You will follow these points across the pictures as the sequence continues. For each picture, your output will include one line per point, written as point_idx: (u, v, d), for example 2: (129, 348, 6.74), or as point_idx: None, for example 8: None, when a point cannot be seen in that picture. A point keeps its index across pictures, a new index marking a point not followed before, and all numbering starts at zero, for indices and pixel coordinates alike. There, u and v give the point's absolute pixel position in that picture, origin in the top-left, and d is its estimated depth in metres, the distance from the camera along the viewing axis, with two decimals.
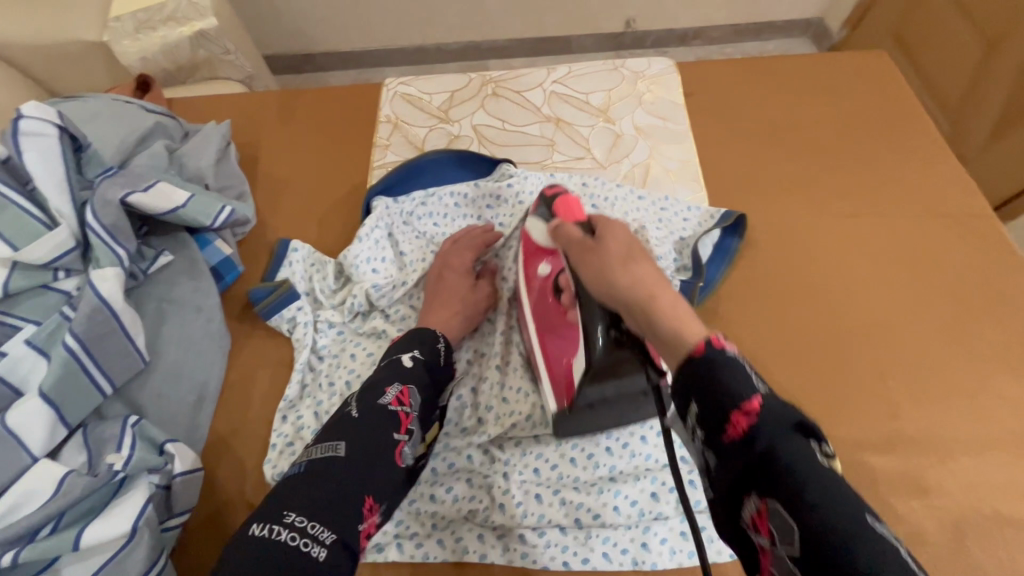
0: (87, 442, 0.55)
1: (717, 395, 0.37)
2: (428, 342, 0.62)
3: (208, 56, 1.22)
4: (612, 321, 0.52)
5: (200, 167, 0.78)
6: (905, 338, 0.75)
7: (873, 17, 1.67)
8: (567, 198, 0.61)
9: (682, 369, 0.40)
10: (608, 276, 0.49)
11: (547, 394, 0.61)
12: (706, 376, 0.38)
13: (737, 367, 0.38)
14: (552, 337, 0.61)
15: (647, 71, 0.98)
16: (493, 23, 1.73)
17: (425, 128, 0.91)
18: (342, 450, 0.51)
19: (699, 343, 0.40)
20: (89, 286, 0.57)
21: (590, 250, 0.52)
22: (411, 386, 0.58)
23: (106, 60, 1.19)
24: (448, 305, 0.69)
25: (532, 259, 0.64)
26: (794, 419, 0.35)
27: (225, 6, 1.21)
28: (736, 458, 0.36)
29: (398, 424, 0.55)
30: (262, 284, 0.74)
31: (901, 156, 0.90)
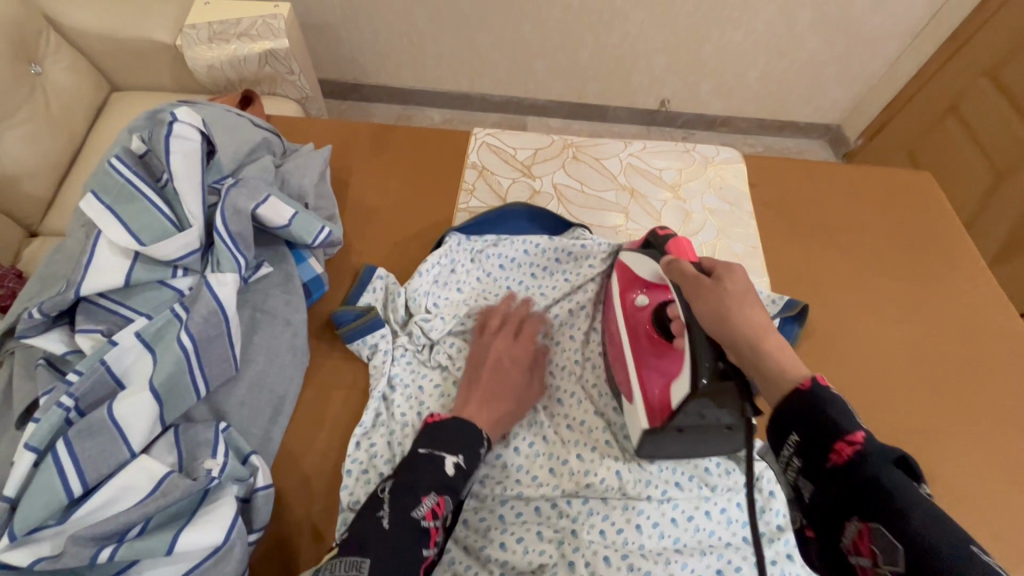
0: (178, 442, 0.55)
1: (826, 425, 0.45)
2: (473, 449, 0.61)
3: (272, 73, 1.27)
4: (719, 353, 0.56)
5: (303, 186, 0.81)
6: (951, 446, 0.78)
7: (889, 130, 1.80)
8: (679, 241, 0.68)
9: (789, 402, 0.48)
10: (727, 314, 0.55)
11: (637, 415, 0.62)
12: (810, 413, 0.46)
13: (839, 405, 0.46)
14: (648, 366, 0.65)
15: (715, 157, 1.05)
16: (538, 83, 1.84)
17: (508, 179, 0.96)
18: (364, 569, 0.50)
19: (805, 381, 0.48)
20: (208, 289, 0.59)
21: (709, 287, 0.58)
22: (448, 497, 0.57)
23: (175, 62, 1.26)
24: (503, 399, 0.68)
25: (628, 289, 0.72)
26: (893, 454, 0.43)
27: (299, 30, 1.27)
28: (834, 482, 0.43)
29: (428, 539, 0.54)
30: (348, 306, 0.75)
31: (948, 268, 0.95)
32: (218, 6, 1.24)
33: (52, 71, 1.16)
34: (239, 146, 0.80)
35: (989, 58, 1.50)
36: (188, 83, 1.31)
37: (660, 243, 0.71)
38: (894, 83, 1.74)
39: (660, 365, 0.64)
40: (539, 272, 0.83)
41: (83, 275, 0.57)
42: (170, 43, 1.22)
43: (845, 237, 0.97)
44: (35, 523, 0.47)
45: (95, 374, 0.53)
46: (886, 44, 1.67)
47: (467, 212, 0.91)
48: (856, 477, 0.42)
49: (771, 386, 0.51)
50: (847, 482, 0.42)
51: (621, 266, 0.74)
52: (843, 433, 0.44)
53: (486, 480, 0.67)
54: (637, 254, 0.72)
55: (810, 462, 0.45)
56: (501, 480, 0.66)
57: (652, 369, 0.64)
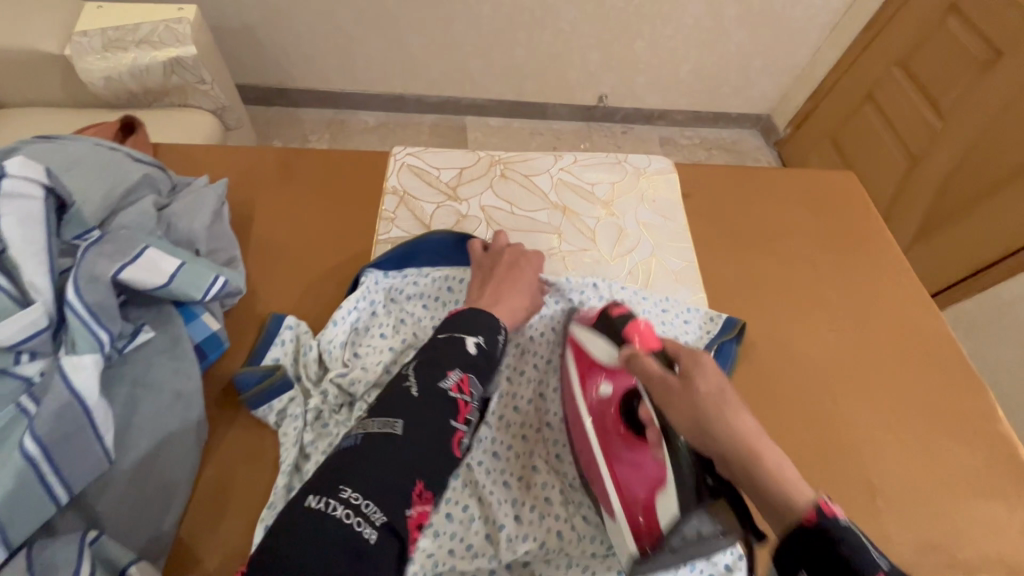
0: (29, 567, 0.45)
1: (847, 572, 0.41)
2: (492, 333, 0.61)
3: (181, 83, 1.19)
4: (706, 468, 0.52)
5: (192, 230, 0.71)
6: (886, 455, 0.79)
7: (814, 120, 1.84)
8: (636, 323, 0.65)
9: (796, 538, 0.45)
10: (708, 425, 0.51)
11: (623, 532, 0.55)
12: (824, 551, 0.43)
13: (853, 539, 0.42)
14: (623, 465, 0.58)
15: (647, 168, 1.02)
16: (475, 83, 1.77)
17: (432, 205, 0.89)
18: (399, 428, 0.51)
19: (809, 512, 0.45)
20: (59, 377, 0.50)
21: (679, 392, 0.53)
22: (471, 374, 0.57)
23: (65, 74, 1.14)
24: (518, 297, 0.70)
25: (590, 377, 0.66)
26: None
27: (206, 36, 1.19)
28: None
29: (456, 412, 0.54)
30: (251, 366, 0.67)
31: (877, 271, 0.96)
32: (115, 12, 1.14)
33: None
34: (111, 188, 0.69)
35: (900, 50, 1.55)
36: (80, 95, 1.19)
37: (614, 326, 0.66)
38: (819, 75, 1.78)
39: (635, 463, 0.58)
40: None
41: None
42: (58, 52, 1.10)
43: (778, 244, 0.97)
44: None
45: None
46: (808, 37, 1.71)
47: (387, 244, 0.83)
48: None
49: (769, 511, 0.47)
50: None
51: (578, 344, 0.69)
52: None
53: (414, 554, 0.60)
54: (596, 333, 0.67)
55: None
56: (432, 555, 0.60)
57: (629, 468, 0.58)
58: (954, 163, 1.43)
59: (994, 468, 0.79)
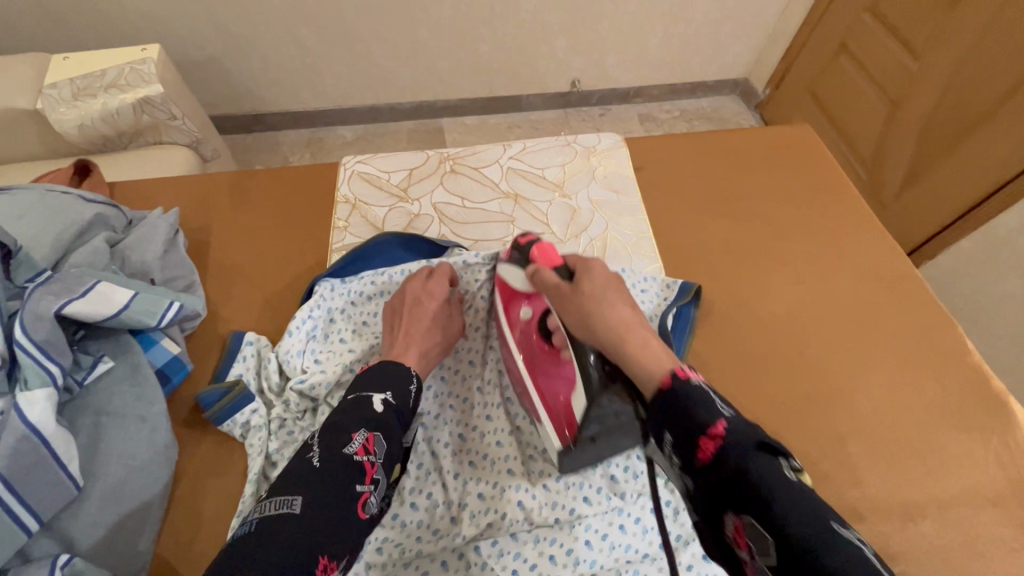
0: None
1: (690, 423, 0.45)
2: (401, 384, 0.62)
3: (152, 121, 1.22)
4: (602, 357, 0.58)
5: (145, 261, 0.74)
6: (856, 400, 0.78)
7: (791, 78, 1.83)
8: (542, 244, 0.67)
9: (662, 408, 0.48)
10: (590, 320, 0.57)
11: (549, 432, 0.63)
12: (676, 410, 0.46)
13: (698, 394, 0.46)
14: (544, 377, 0.63)
15: (597, 146, 1.02)
16: (446, 85, 1.78)
17: (384, 208, 0.91)
18: (298, 506, 0.49)
19: (666, 378, 0.49)
20: (15, 414, 0.52)
21: (569, 297, 0.59)
22: (377, 432, 0.56)
23: (40, 128, 1.18)
24: (428, 334, 0.69)
25: (512, 303, 0.70)
26: (755, 439, 0.42)
27: (173, 74, 1.22)
28: (706, 480, 0.43)
29: (364, 475, 0.54)
30: (213, 385, 0.69)
31: (839, 221, 0.96)
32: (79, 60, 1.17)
33: None
34: (62, 230, 0.72)
35: None
36: (58, 148, 1.23)
37: (523, 249, 0.69)
38: (789, 32, 1.77)
39: (555, 374, 0.63)
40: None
41: None
42: (32, 106, 1.14)
43: (737, 206, 0.97)
44: None
45: None
46: None
47: (341, 251, 0.85)
48: (722, 470, 0.41)
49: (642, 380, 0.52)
50: (718, 476, 0.42)
51: (501, 281, 0.72)
52: (704, 427, 0.44)
53: (383, 546, 0.61)
54: (511, 264, 0.70)
55: (684, 458, 0.45)
56: (400, 543, 0.61)
57: (549, 378, 0.63)
58: (933, 103, 1.39)
59: (968, 403, 0.78)
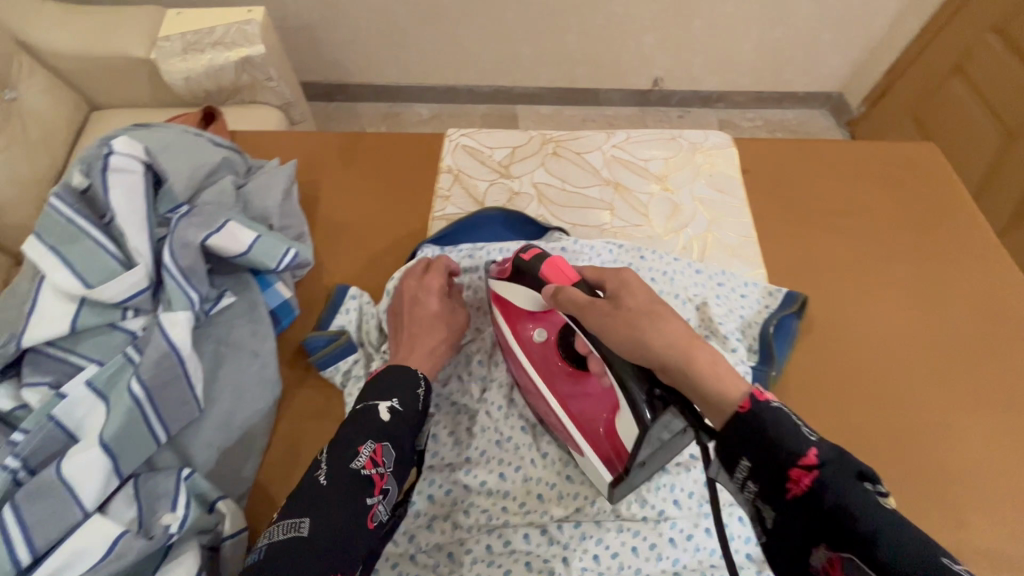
0: (138, 495, 0.52)
1: (780, 452, 0.43)
2: (409, 390, 0.60)
3: (251, 80, 1.24)
4: (651, 380, 0.51)
5: (266, 207, 0.77)
6: (967, 438, 0.73)
7: (892, 98, 1.70)
8: (551, 258, 0.61)
9: (734, 430, 0.46)
10: (641, 339, 0.51)
11: (596, 466, 0.59)
12: (757, 436, 0.45)
13: (783, 420, 0.44)
14: (575, 398, 0.62)
15: (703, 142, 0.99)
16: (526, 72, 1.76)
17: (485, 182, 0.92)
18: (305, 530, 0.49)
19: (744, 401, 0.46)
20: (159, 331, 0.56)
21: (610, 312, 0.53)
22: (385, 443, 0.56)
23: (151, 77, 1.21)
24: (431, 333, 0.67)
25: (519, 324, 0.67)
26: (847, 468, 0.42)
27: (274, 36, 1.24)
28: (799, 512, 0.42)
29: (372, 488, 0.54)
30: (318, 331, 0.72)
31: (958, 248, 0.89)
32: (191, 15, 1.19)
33: (28, 95, 1.11)
34: (198, 166, 0.75)
35: (993, 14, 1.40)
36: (167, 99, 1.27)
37: (529, 266, 0.62)
38: (895, 47, 1.63)
39: (587, 395, 0.62)
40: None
41: (27, 323, 0.55)
42: (146, 57, 1.17)
43: (847, 220, 0.92)
44: None
45: (43, 431, 0.51)
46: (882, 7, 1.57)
47: (443, 220, 0.86)
48: (822, 506, 0.41)
49: (711, 410, 0.48)
50: (816, 511, 0.41)
51: (500, 300, 0.68)
52: (797, 458, 0.42)
53: (470, 509, 0.62)
54: (510, 282, 0.65)
55: (771, 488, 0.44)
56: (487, 510, 0.62)
57: (582, 401, 0.61)
58: None
59: None
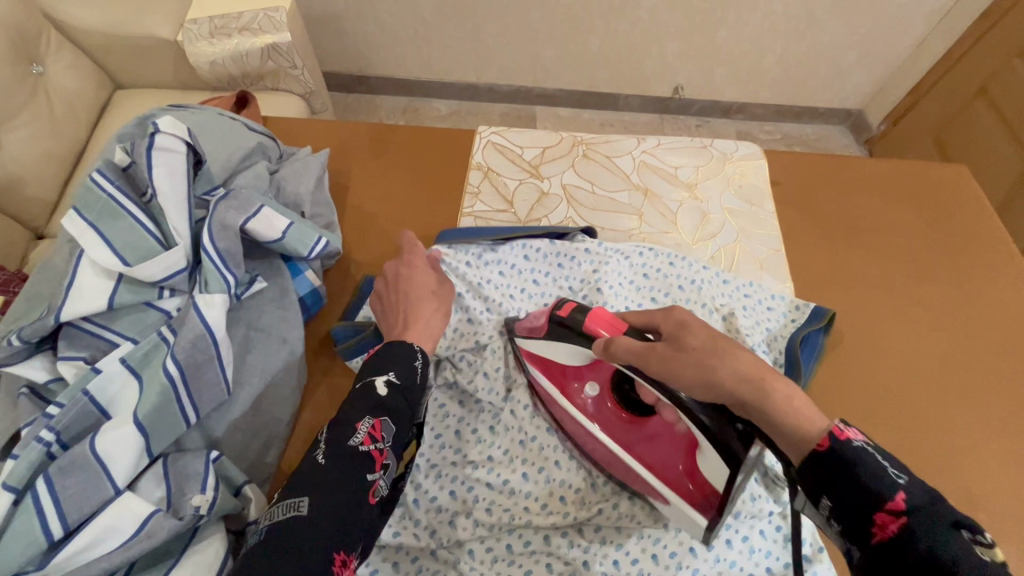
0: (167, 475, 0.52)
1: (863, 492, 0.42)
2: (407, 365, 0.60)
3: (275, 68, 1.21)
4: (731, 415, 0.51)
5: (299, 194, 0.77)
6: (993, 463, 0.72)
7: (913, 117, 1.68)
8: (596, 311, 0.59)
9: (812, 467, 0.45)
10: (713, 374, 0.50)
11: (686, 512, 0.56)
12: (839, 475, 0.43)
13: (867, 460, 0.43)
14: (641, 445, 0.61)
15: (734, 153, 0.99)
16: (548, 73, 1.76)
17: (515, 181, 0.91)
18: (304, 508, 0.47)
19: (823, 439, 0.45)
20: (196, 311, 0.56)
21: (672, 354, 0.52)
22: (384, 418, 0.55)
23: (176, 59, 1.19)
24: (427, 303, 0.68)
25: (564, 382, 0.65)
26: (942, 515, 0.39)
27: (298, 22, 1.21)
28: (883, 556, 0.41)
29: (373, 464, 0.53)
30: (343, 322, 0.73)
31: (986, 272, 0.89)
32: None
33: (54, 71, 1.10)
34: (234, 151, 0.76)
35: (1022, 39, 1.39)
36: (189, 81, 1.24)
37: (570, 325, 0.60)
38: (920, 67, 1.62)
39: (651, 439, 0.61)
40: (542, 278, 0.78)
41: (65, 297, 0.55)
42: (172, 39, 1.15)
43: (876, 237, 0.91)
44: (13, 569, 0.45)
45: (77, 406, 0.51)
46: (910, 26, 1.56)
47: (472, 217, 0.87)
48: (906, 552, 0.39)
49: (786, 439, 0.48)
50: (897, 556, 0.40)
51: (534, 356, 0.66)
52: (881, 500, 0.41)
53: (493, 509, 0.61)
54: (549, 342, 0.63)
55: (850, 527, 0.43)
56: (507, 510, 0.62)
57: (651, 448, 0.60)
58: None
59: None
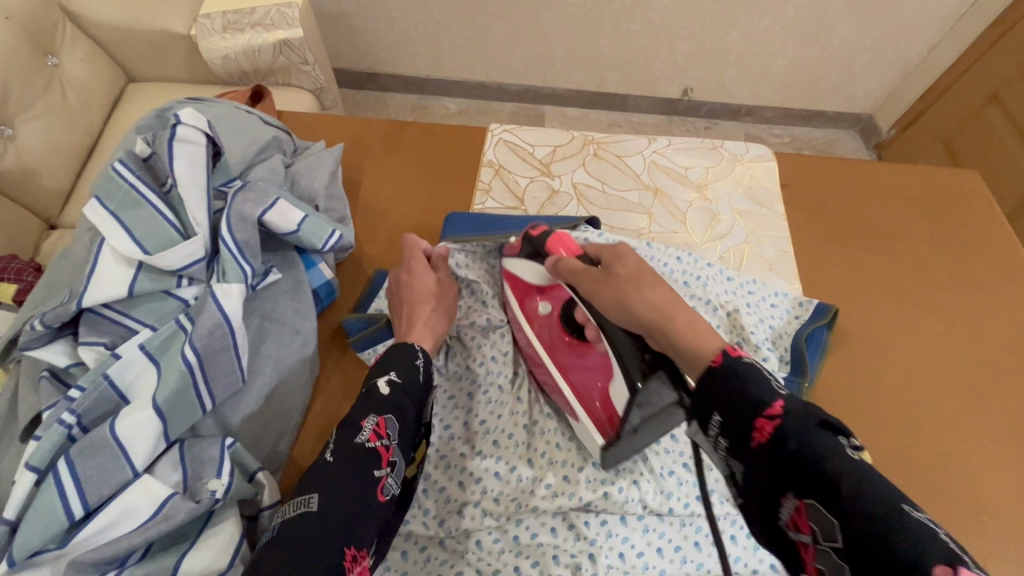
0: (183, 460, 0.54)
1: (745, 400, 0.40)
2: (406, 362, 0.61)
3: (287, 63, 1.22)
4: (642, 344, 0.53)
5: (313, 188, 0.78)
6: (999, 468, 0.73)
7: (924, 123, 1.68)
8: (557, 235, 0.64)
9: (704, 384, 0.43)
10: (658, 326, 0.49)
11: (590, 431, 0.60)
12: (727, 387, 0.41)
13: (755, 373, 0.41)
14: (574, 368, 0.62)
15: (744, 155, 0.99)
16: (557, 73, 1.76)
17: (526, 178, 0.92)
18: (314, 504, 0.48)
19: (717, 356, 0.44)
20: (213, 300, 0.57)
21: (601, 279, 0.55)
22: (388, 416, 0.56)
23: (190, 54, 1.20)
24: (425, 302, 0.69)
25: (527, 298, 0.69)
26: (816, 415, 0.37)
27: (311, 19, 1.22)
28: (761, 460, 0.38)
29: (380, 460, 0.53)
30: (355, 314, 0.74)
31: (995, 277, 0.89)
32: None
33: (69, 64, 1.11)
34: (250, 144, 0.77)
35: None
36: (202, 76, 1.25)
37: (534, 242, 0.65)
38: (931, 72, 1.62)
39: (585, 366, 0.62)
40: None
41: (87, 284, 0.56)
42: (186, 33, 1.16)
43: (885, 241, 0.91)
44: (34, 548, 0.46)
45: (97, 390, 0.52)
46: (922, 31, 1.56)
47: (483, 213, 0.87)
48: (783, 454, 0.37)
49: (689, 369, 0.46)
50: (774, 458, 0.37)
51: (512, 278, 0.70)
52: (761, 406, 0.39)
53: (500, 498, 0.62)
54: (522, 259, 0.68)
55: (735, 440, 0.40)
56: (516, 498, 0.62)
57: (580, 372, 0.62)
58: None
59: None
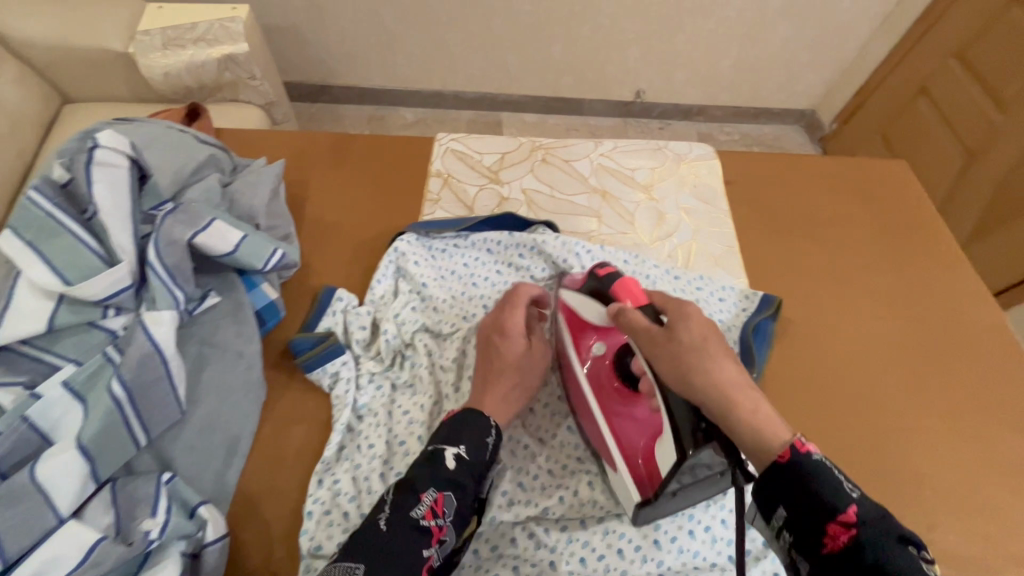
0: (115, 501, 0.50)
1: (818, 502, 0.43)
2: (479, 438, 0.57)
3: (232, 79, 1.19)
4: (698, 413, 0.52)
5: (253, 206, 0.75)
6: (935, 443, 0.76)
7: (863, 116, 1.76)
8: (625, 280, 0.62)
9: (772, 476, 0.46)
10: (689, 375, 0.52)
11: (626, 484, 0.59)
12: (798, 488, 0.44)
13: (826, 475, 0.44)
14: (620, 418, 0.61)
15: (688, 154, 1.02)
16: (512, 80, 1.77)
17: (475, 186, 0.92)
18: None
19: (784, 450, 0.46)
20: (143, 331, 0.55)
21: (662, 339, 0.55)
22: (447, 492, 0.53)
23: (130, 71, 1.15)
24: (511, 376, 0.63)
25: (581, 334, 0.67)
26: (893, 530, 0.41)
27: (257, 34, 1.19)
28: (829, 564, 0.42)
29: (431, 539, 0.51)
30: (306, 333, 0.71)
31: (925, 260, 0.93)
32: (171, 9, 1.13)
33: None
34: (184, 165, 0.74)
35: (955, 40, 1.47)
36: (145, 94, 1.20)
37: (602, 282, 0.64)
38: (866, 69, 1.70)
39: (633, 417, 0.61)
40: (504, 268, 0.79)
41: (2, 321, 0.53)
42: (123, 50, 1.11)
43: (824, 232, 0.95)
44: None
45: (16, 434, 0.50)
46: (855, 30, 1.64)
47: None
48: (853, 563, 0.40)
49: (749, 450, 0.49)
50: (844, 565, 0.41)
51: (567, 309, 0.68)
52: (835, 511, 0.42)
53: None
54: (581, 295, 0.66)
55: (803, 538, 0.44)
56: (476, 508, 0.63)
57: (626, 421, 0.61)
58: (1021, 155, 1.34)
59: None
